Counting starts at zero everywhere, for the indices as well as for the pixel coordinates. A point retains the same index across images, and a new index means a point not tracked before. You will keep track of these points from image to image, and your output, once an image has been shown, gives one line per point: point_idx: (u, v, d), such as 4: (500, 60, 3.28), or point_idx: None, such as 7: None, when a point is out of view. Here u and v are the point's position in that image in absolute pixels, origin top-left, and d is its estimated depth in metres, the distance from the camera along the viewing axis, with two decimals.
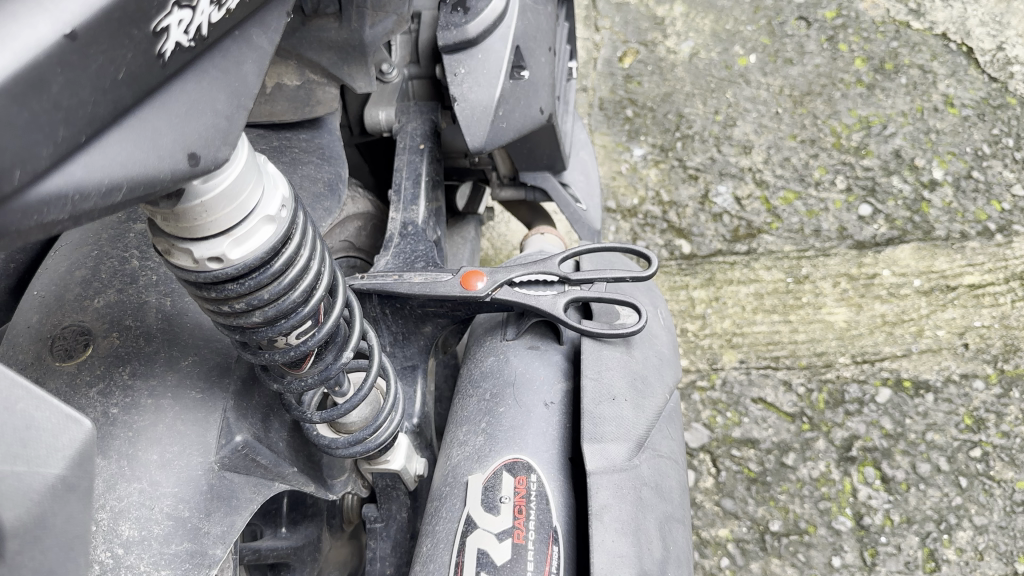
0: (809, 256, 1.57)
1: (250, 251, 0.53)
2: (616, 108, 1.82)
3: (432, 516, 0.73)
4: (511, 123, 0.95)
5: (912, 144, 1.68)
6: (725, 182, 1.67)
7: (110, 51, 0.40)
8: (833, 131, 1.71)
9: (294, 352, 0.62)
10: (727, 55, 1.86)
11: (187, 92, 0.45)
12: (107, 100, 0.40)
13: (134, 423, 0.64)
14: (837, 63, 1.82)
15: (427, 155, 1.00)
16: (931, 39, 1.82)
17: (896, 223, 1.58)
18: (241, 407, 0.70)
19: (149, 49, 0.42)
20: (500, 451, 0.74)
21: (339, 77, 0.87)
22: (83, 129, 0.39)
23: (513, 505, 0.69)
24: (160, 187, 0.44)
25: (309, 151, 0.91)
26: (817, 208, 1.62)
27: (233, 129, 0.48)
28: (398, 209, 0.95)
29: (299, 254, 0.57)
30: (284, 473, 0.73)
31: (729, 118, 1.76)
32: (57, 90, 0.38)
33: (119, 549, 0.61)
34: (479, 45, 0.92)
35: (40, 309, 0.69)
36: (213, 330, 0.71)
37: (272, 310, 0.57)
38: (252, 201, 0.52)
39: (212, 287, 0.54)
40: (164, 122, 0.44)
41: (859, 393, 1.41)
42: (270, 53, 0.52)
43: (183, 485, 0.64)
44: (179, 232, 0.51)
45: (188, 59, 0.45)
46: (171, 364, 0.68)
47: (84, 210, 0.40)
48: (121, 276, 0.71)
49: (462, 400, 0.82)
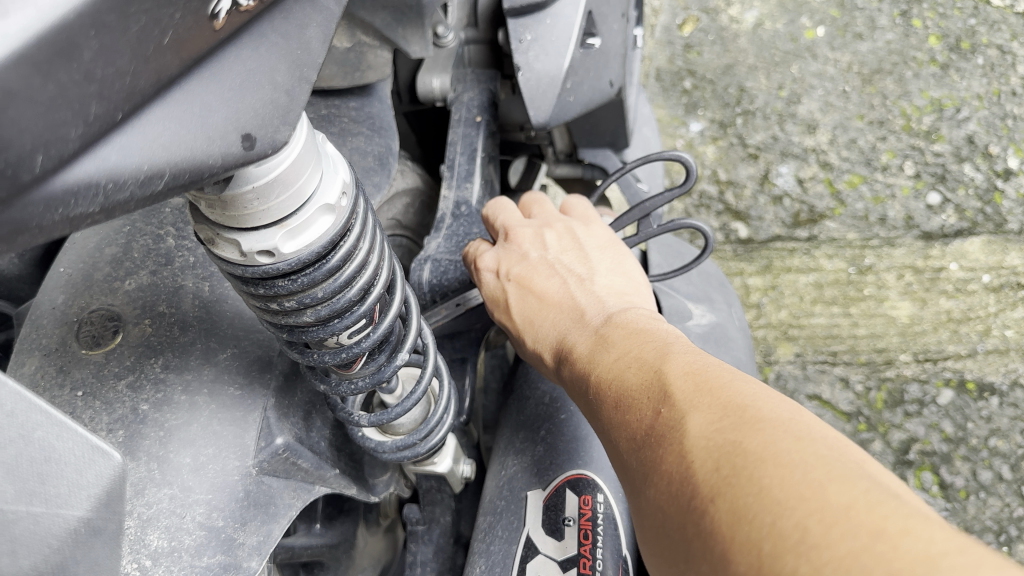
0: (873, 246, 1.48)
1: (305, 245, 0.46)
2: (674, 79, 1.72)
3: (486, 534, 0.67)
4: (579, 98, 0.87)
5: (987, 129, 1.58)
6: (787, 163, 1.58)
7: (156, 10, 0.33)
8: (903, 113, 1.61)
9: (345, 353, 0.55)
10: (794, 27, 1.75)
11: (243, 61, 0.38)
12: (148, 70, 0.33)
13: (166, 422, 0.57)
14: (910, 39, 1.70)
15: (483, 129, 0.92)
16: (1011, 18, 1.71)
17: (967, 214, 1.49)
18: (283, 405, 0.63)
19: (202, 8, 0.35)
20: (562, 465, 0.68)
21: (393, 40, 0.78)
22: (120, 105, 0.32)
23: (579, 529, 0.64)
24: (208, 174, 0.37)
25: (359, 121, 0.84)
26: (884, 194, 1.53)
27: (293, 105, 0.40)
28: (451, 185, 0.89)
29: (357, 248, 0.50)
30: (325, 476, 0.66)
31: (794, 94, 1.66)
32: (89, 58, 0.30)
33: (146, 561, 0.54)
34: (547, 10, 0.83)
35: (66, 289, 0.63)
36: (255, 321, 0.65)
37: (325, 310, 0.50)
38: (310, 186, 0.45)
39: (260, 282, 0.47)
40: (215, 97, 0.37)
41: (919, 394, 1.34)
42: (337, 15, 0.44)
43: (217, 492, 0.57)
44: (225, 221, 0.44)
45: (244, 21, 0.38)
46: (208, 357, 0.61)
47: (118, 202, 0.33)
48: (155, 256, 0.65)
49: (518, 401, 0.77)
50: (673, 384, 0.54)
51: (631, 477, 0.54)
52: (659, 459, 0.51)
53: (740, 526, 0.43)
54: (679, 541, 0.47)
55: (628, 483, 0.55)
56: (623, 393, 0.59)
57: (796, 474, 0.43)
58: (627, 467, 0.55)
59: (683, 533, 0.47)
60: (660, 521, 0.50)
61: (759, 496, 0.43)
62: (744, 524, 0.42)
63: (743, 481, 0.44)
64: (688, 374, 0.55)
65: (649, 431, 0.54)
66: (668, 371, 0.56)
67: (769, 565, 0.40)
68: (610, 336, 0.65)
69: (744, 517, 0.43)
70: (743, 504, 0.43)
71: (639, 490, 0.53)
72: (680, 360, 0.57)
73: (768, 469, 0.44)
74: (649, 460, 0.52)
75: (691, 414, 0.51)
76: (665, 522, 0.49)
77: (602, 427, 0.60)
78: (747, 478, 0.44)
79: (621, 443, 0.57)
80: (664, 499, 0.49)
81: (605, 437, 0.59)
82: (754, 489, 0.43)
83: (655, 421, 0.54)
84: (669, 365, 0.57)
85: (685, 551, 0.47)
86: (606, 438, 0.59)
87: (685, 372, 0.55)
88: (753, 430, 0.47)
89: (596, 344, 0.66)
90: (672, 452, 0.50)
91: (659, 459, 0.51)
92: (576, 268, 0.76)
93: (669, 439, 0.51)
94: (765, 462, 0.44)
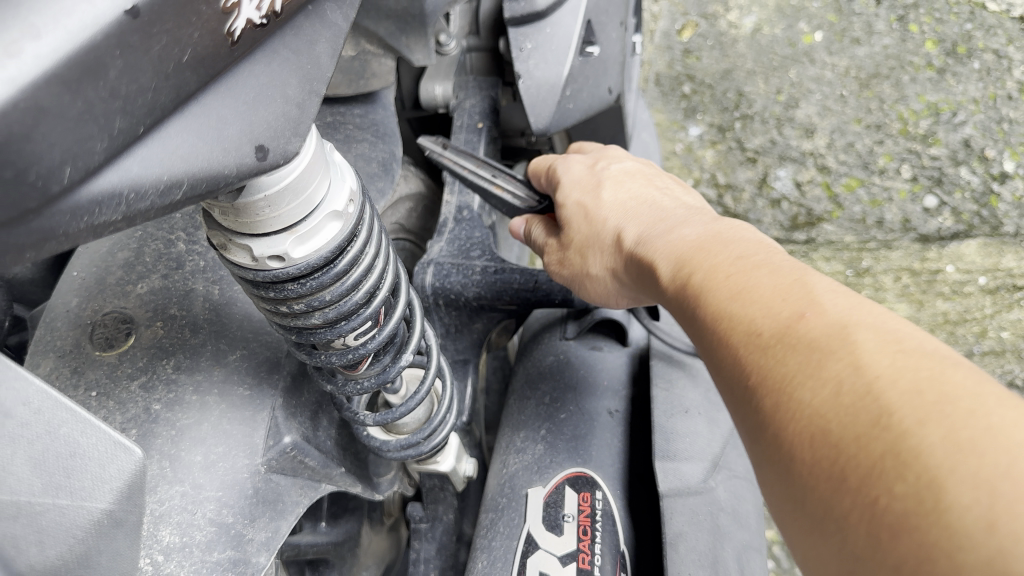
0: (870, 248, 1.50)
1: (314, 250, 0.48)
2: (673, 84, 1.74)
3: (488, 531, 0.69)
4: (579, 104, 0.88)
5: (983, 133, 1.60)
6: (785, 167, 1.60)
7: (176, 30, 0.35)
8: (900, 117, 1.62)
9: (351, 354, 0.57)
10: (792, 32, 1.77)
11: (257, 76, 0.40)
12: (169, 86, 0.35)
13: (178, 421, 0.59)
14: (907, 44, 1.72)
15: (485, 136, 0.94)
16: (1008, 22, 1.72)
17: (963, 216, 1.51)
18: (290, 405, 0.65)
19: (218, 27, 0.37)
20: (562, 463, 0.71)
21: (396, 49, 0.80)
22: (142, 119, 0.34)
23: (578, 525, 0.66)
24: (225, 183, 0.38)
25: (363, 128, 0.86)
26: (881, 197, 1.54)
27: (304, 118, 0.42)
28: (454, 190, 0.91)
29: (364, 252, 0.52)
30: (331, 474, 0.68)
31: (792, 99, 1.68)
32: (114, 76, 0.32)
33: (158, 556, 0.56)
34: (547, 19, 0.85)
35: (80, 293, 0.65)
36: (264, 323, 0.67)
37: (333, 312, 0.52)
38: (319, 194, 0.47)
39: (271, 286, 0.49)
40: (230, 110, 0.38)
41: None
42: (343, 31, 0.46)
43: (227, 489, 0.59)
44: (238, 227, 0.45)
45: (259, 38, 0.40)
46: (218, 358, 0.63)
47: (140, 210, 0.35)
48: (166, 260, 0.66)
49: (519, 401, 0.79)
50: (823, 295, 0.50)
51: (762, 380, 0.48)
52: (815, 367, 0.45)
53: (964, 458, 0.37)
54: (843, 459, 0.41)
55: (752, 386, 0.49)
56: (752, 293, 0.53)
57: (1017, 411, 0.38)
58: (752, 371, 0.49)
59: (852, 446, 0.41)
60: (811, 433, 0.43)
61: (987, 431, 0.37)
62: (970, 459, 0.36)
63: (957, 412, 0.39)
64: (837, 292, 0.51)
65: (791, 335, 0.48)
66: (813, 283, 0.52)
67: (1005, 508, 0.34)
68: (727, 241, 0.62)
69: (966, 448, 0.37)
70: (964, 437, 0.37)
71: (774, 394, 0.47)
72: (822, 276, 0.53)
73: (987, 407, 0.39)
74: (795, 364, 0.47)
75: (858, 329, 0.46)
76: (824, 435, 0.42)
77: (715, 328, 0.54)
78: (964, 409, 0.39)
79: (740, 343, 0.51)
80: (823, 410, 0.43)
81: (716, 337, 0.54)
82: (979, 424, 0.38)
83: (799, 326, 0.48)
84: (812, 277, 0.53)
85: (858, 468, 0.40)
86: (718, 338, 0.54)
87: (834, 290, 0.51)
88: (948, 364, 0.42)
89: (710, 241, 0.63)
90: (840, 362, 0.45)
91: (814, 367, 0.46)
92: (666, 189, 0.77)
93: (828, 347, 0.46)
94: (980, 398, 0.39)
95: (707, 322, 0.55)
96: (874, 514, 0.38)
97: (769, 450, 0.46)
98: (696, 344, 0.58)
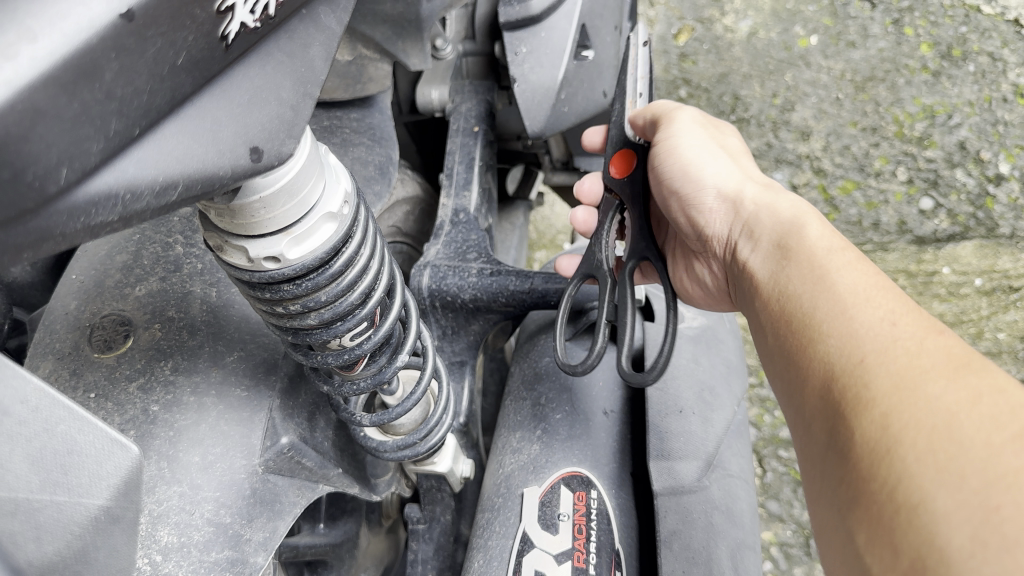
0: (866, 250, 1.50)
1: (309, 251, 0.48)
2: (669, 88, 1.75)
3: (484, 530, 0.70)
4: (574, 109, 0.90)
5: (978, 135, 1.60)
6: (781, 170, 1.61)
7: (170, 33, 0.35)
8: (895, 119, 1.63)
9: (347, 355, 0.57)
10: (787, 36, 1.78)
11: (250, 79, 0.41)
12: (164, 89, 0.35)
13: (176, 422, 0.60)
14: (902, 47, 1.72)
15: (481, 139, 0.95)
16: (1002, 25, 1.73)
17: (958, 218, 1.52)
18: (287, 406, 0.66)
19: (212, 31, 0.37)
20: (558, 463, 0.71)
21: (392, 53, 0.81)
22: (137, 121, 0.35)
23: (572, 525, 0.66)
24: (220, 184, 0.39)
25: (360, 132, 0.86)
26: (877, 199, 1.55)
27: (298, 120, 0.43)
28: (450, 194, 0.92)
29: (359, 253, 0.53)
30: (328, 475, 0.68)
31: (788, 102, 1.69)
32: (110, 78, 0.33)
33: (156, 556, 0.56)
34: (541, 24, 0.86)
35: (78, 295, 0.65)
36: (261, 325, 0.67)
37: (329, 313, 0.53)
38: (314, 196, 0.47)
39: (267, 287, 0.50)
40: (225, 112, 0.39)
41: None
42: (337, 34, 0.47)
43: (224, 489, 0.60)
44: (233, 228, 0.46)
45: (252, 41, 0.41)
46: (216, 359, 0.64)
47: (135, 211, 0.36)
48: (164, 263, 0.67)
49: (515, 402, 0.80)
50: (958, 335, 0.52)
51: (891, 367, 0.50)
52: (953, 378, 0.47)
53: None
54: (966, 455, 0.42)
55: (876, 370, 0.50)
56: (894, 302, 0.56)
57: None
58: (881, 357, 0.51)
59: (982, 451, 0.42)
60: (936, 427, 0.44)
61: None
62: None
63: None
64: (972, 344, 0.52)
65: (930, 347, 0.50)
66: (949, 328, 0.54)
67: None
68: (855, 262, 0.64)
69: None
70: None
71: (902, 384, 0.48)
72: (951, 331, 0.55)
73: None
74: (932, 368, 0.48)
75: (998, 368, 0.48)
76: (951, 429, 0.44)
77: (847, 316, 0.56)
78: None
79: (875, 334, 0.53)
80: (957, 415, 0.44)
81: (844, 323, 0.56)
82: None
83: (936, 344, 0.50)
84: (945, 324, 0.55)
85: (982, 469, 0.41)
86: (847, 325, 0.55)
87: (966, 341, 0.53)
88: None
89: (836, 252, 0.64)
90: (981, 381, 0.46)
91: (952, 377, 0.47)
92: None
93: (968, 366, 0.48)
94: None
95: (833, 312, 0.57)
96: (986, 513, 0.39)
97: (873, 428, 0.47)
98: (805, 326, 0.59)
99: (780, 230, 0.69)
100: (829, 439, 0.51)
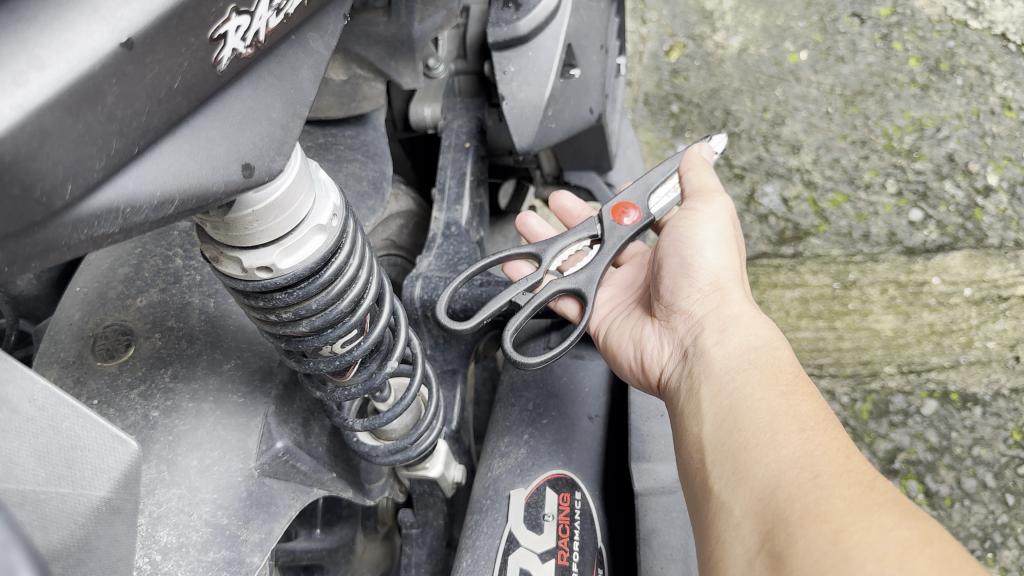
0: (857, 261, 1.53)
1: (300, 261, 0.51)
2: (662, 103, 1.79)
3: (472, 531, 0.72)
4: (560, 124, 0.93)
5: (966, 147, 1.63)
6: (772, 183, 1.64)
7: (167, 59, 0.38)
8: (885, 133, 1.66)
9: (339, 361, 0.60)
10: (777, 51, 1.81)
11: (241, 101, 0.44)
12: (161, 110, 0.38)
13: (175, 427, 0.63)
14: (890, 62, 1.75)
15: (472, 154, 0.98)
16: (989, 39, 1.76)
17: (947, 229, 1.54)
18: (283, 411, 0.68)
19: (206, 56, 0.40)
20: (544, 467, 0.75)
21: (386, 72, 0.84)
22: (136, 140, 0.38)
23: (557, 525, 0.70)
24: (213, 199, 0.42)
25: (354, 148, 0.90)
26: (867, 211, 1.58)
27: (288, 137, 0.46)
28: (442, 208, 0.94)
29: (348, 263, 0.56)
30: (323, 479, 0.70)
31: (778, 116, 1.72)
32: (111, 101, 0.36)
33: (156, 556, 0.59)
34: (529, 43, 0.89)
35: (83, 307, 0.68)
36: (257, 334, 0.70)
37: (319, 320, 0.55)
38: (304, 209, 0.50)
39: (260, 295, 0.53)
40: (217, 131, 0.42)
41: (904, 404, 1.38)
42: (325, 58, 0.50)
43: (221, 492, 0.62)
44: (228, 240, 0.49)
45: (243, 65, 0.44)
46: (214, 367, 0.66)
47: (135, 223, 0.38)
48: (164, 275, 0.70)
49: (504, 408, 0.82)
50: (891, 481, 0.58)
51: (846, 492, 0.55)
52: (901, 513, 0.53)
53: None
54: None
55: (832, 488, 0.55)
56: (844, 437, 0.61)
57: None
58: (836, 478, 0.56)
59: None
60: (886, 554, 0.50)
61: None
62: None
63: None
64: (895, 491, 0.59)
65: (878, 483, 0.56)
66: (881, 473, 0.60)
67: None
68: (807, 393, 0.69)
69: None
70: None
71: (855, 508, 0.53)
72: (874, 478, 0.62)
73: None
74: (883, 503, 0.54)
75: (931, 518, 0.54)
76: (900, 557, 0.49)
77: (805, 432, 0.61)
78: None
79: (830, 456, 0.58)
80: (908, 546, 0.50)
81: (802, 437, 0.60)
82: None
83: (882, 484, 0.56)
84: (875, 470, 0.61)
85: None
86: (803, 439, 0.60)
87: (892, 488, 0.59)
88: None
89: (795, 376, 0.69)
90: (925, 525, 0.52)
91: (901, 512, 0.53)
92: None
93: (912, 510, 0.53)
94: None
95: (791, 423, 0.62)
96: None
97: (823, 538, 0.52)
98: (755, 424, 0.63)
99: (749, 335, 0.73)
100: (763, 542, 0.55)
